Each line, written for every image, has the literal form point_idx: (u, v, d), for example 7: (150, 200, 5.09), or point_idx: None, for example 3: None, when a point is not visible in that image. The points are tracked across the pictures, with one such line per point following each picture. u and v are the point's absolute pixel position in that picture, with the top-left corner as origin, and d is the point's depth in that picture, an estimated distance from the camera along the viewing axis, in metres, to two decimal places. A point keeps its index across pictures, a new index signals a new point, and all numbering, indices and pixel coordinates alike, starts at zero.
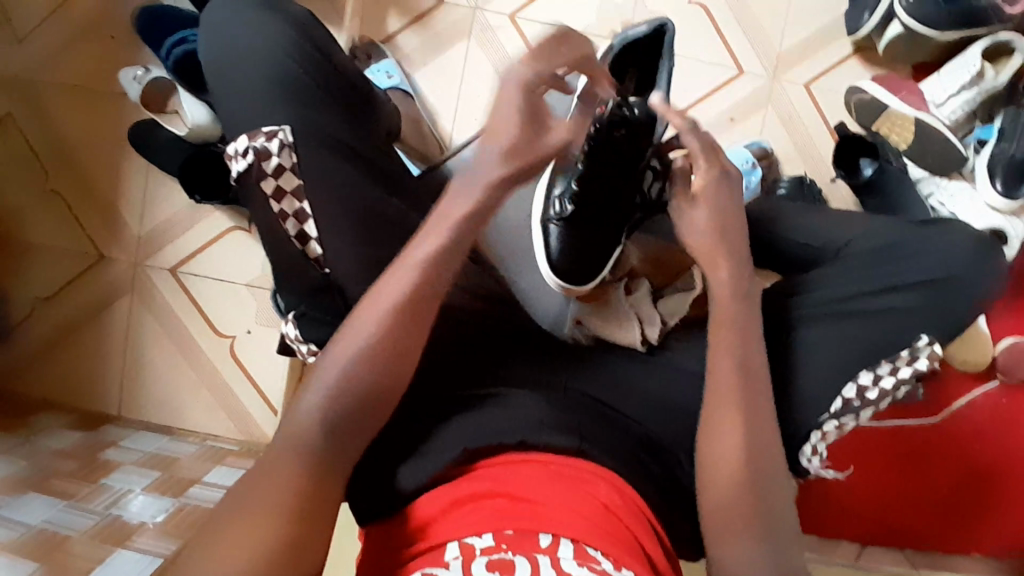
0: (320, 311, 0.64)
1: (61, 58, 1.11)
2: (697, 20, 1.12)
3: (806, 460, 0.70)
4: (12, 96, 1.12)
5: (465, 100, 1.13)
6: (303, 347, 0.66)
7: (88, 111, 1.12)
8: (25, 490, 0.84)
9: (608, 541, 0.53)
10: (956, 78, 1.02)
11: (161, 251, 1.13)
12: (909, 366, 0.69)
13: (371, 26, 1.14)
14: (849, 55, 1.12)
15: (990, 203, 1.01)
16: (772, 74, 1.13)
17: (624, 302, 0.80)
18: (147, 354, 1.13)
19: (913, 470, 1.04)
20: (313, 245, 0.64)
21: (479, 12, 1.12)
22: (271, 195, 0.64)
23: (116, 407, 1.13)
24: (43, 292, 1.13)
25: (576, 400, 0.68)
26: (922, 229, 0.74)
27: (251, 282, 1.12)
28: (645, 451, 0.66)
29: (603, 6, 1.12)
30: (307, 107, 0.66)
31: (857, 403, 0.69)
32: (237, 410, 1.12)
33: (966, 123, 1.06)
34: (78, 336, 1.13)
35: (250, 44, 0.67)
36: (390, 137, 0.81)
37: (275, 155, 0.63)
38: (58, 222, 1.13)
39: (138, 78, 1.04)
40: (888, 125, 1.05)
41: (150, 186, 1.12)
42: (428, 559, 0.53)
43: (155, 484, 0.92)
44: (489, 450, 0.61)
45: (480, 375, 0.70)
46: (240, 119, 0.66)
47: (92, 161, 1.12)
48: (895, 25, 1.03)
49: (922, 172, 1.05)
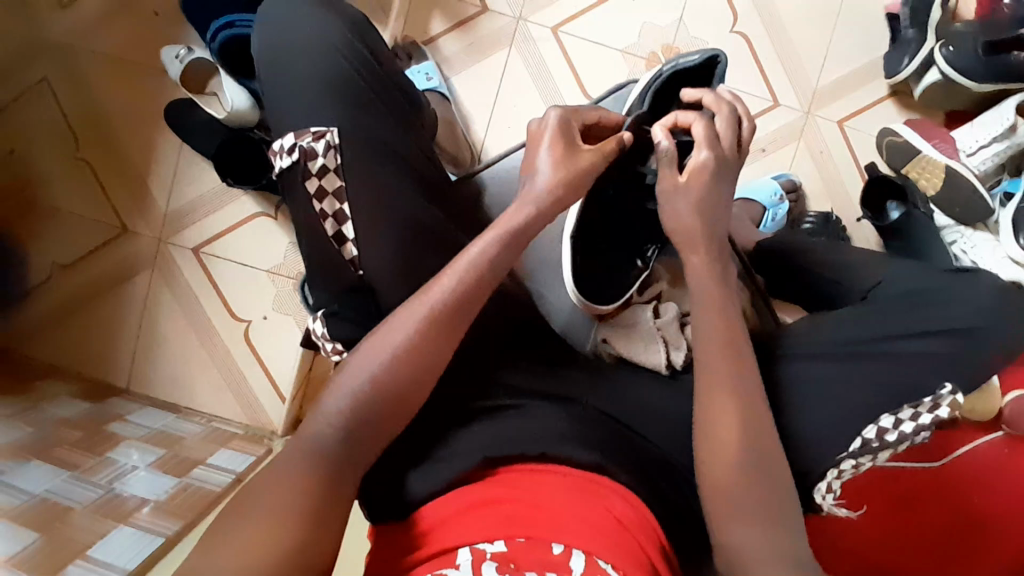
0: (354, 313, 0.64)
1: (103, 30, 1.12)
2: (736, 49, 1.13)
3: (821, 497, 0.71)
4: (51, 63, 1.13)
5: (499, 108, 1.13)
6: (327, 345, 0.64)
7: (126, 84, 1.12)
8: (30, 458, 0.85)
9: (621, 556, 0.53)
10: (988, 128, 1.04)
11: (185, 230, 1.13)
12: (930, 414, 0.69)
13: (415, 26, 1.15)
14: (884, 97, 1.12)
15: (1011, 256, 1.01)
16: (806, 109, 1.13)
17: (650, 324, 0.80)
18: (160, 331, 1.13)
19: (918, 515, 1.02)
20: (349, 246, 0.65)
21: (522, 22, 1.13)
22: (313, 195, 0.65)
23: (124, 380, 1.13)
24: (64, 260, 1.14)
25: (598, 419, 0.68)
26: (953, 278, 0.75)
27: (271, 269, 1.12)
28: (664, 476, 0.66)
29: (644, 27, 1.13)
30: (359, 108, 0.67)
31: (876, 445, 0.69)
32: (245, 394, 1.12)
33: (994, 174, 1.08)
34: (94, 306, 1.13)
35: (309, 39, 0.68)
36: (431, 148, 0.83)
37: (321, 155, 0.65)
38: (84, 191, 1.14)
39: (180, 57, 1.03)
40: (918, 169, 1.06)
41: (180, 164, 1.12)
42: (441, 559, 0.54)
43: (158, 462, 0.91)
44: (509, 458, 0.62)
45: (503, 385, 0.70)
46: (292, 111, 0.67)
47: (125, 134, 1.13)
48: (934, 72, 1.05)
49: (948, 221, 1.07)
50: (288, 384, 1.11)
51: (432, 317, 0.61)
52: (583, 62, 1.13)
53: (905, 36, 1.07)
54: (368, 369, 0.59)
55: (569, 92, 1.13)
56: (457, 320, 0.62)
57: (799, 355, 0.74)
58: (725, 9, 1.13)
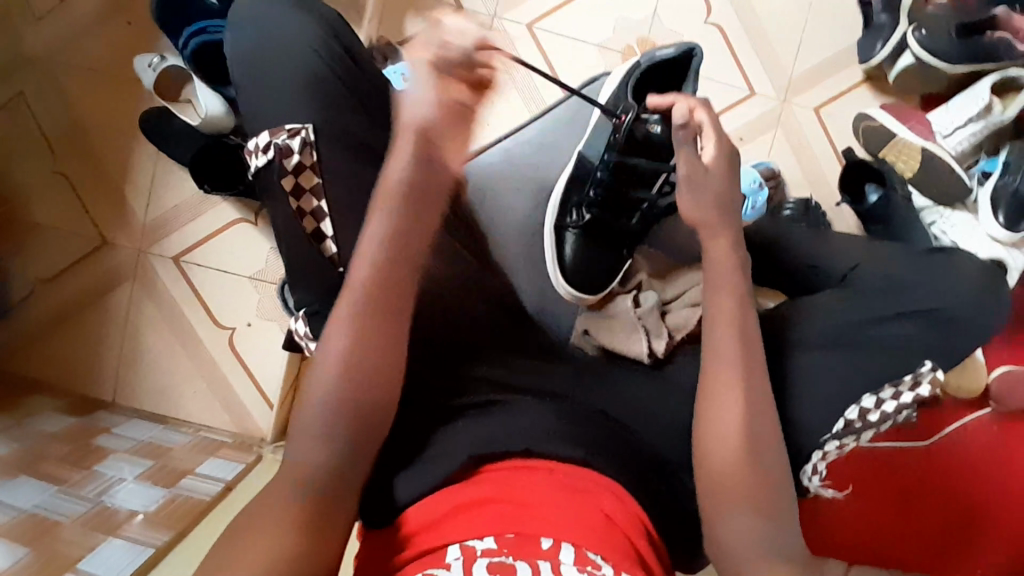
0: (330, 310, 0.65)
1: (76, 41, 1.11)
2: (711, 39, 1.14)
3: (806, 479, 0.71)
4: (24, 77, 1.12)
5: (478, 107, 1.13)
6: (309, 345, 0.67)
7: (101, 95, 1.11)
8: (15, 474, 0.84)
9: (609, 547, 0.54)
10: (964, 110, 1.04)
11: (166, 239, 1.12)
12: (911, 392, 0.70)
13: (390, 27, 1.14)
14: (859, 82, 1.13)
15: (991, 234, 1.03)
16: (783, 97, 1.14)
17: (631, 313, 0.79)
18: (146, 342, 1.12)
19: (905, 495, 1.03)
20: (329, 243, 0.65)
21: (497, 20, 1.13)
22: (290, 193, 0.64)
23: (111, 393, 1.12)
24: (45, 274, 1.12)
25: (582, 410, 0.68)
26: (927, 259, 0.76)
27: (254, 276, 1.11)
28: (651, 466, 0.66)
29: (619, 20, 1.13)
30: (333, 107, 0.66)
31: (858, 425, 0.70)
32: (233, 403, 1.12)
33: (971, 154, 1.08)
34: (78, 319, 1.12)
35: (280, 41, 0.67)
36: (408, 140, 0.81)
37: (297, 152, 0.64)
38: (63, 205, 1.13)
39: (154, 64, 1.01)
40: (894, 153, 1.07)
41: (159, 174, 1.11)
42: (430, 559, 0.54)
43: (146, 473, 0.90)
44: (493, 456, 0.62)
45: (486, 382, 0.70)
46: (265, 115, 0.66)
47: (102, 146, 1.12)
48: (907, 55, 1.06)
49: (925, 203, 1.07)
50: (277, 391, 1.11)
51: (374, 282, 0.60)
52: (559, 57, 1.13)
53: (878, 21, 1.08)
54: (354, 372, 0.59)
55: (546, 88, 1.13)
56: None
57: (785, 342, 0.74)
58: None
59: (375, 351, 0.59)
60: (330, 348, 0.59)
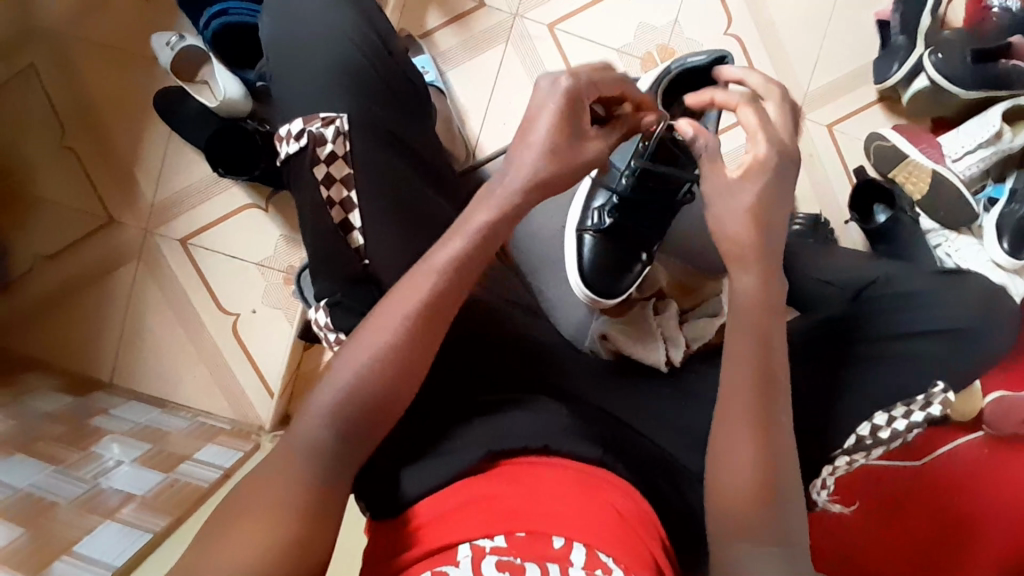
0: (355, 301, 0.63)
1: (91, 14, 1.09)
2: (730, 51, 1.14)
3: (816, 494, 0.72)
4: (35, 47, 1.10)
5: (495, 104, 1.13)
6: (330, 335, 0.65)
7: (114, 71, 1.10)
8: (12, 452, 0.82)
9: (621, 548, 0.54)
10: (973, 135, 1.06)
11: (174, 221, 1.11)
12: (922, 411, 0.72)
13: (411, 20, 1.14)
14: (873, 103, 1.14)
15: (994, 260, 1.05)
16: (797, 113, 1.15)
17: (652, 319, 0.80)
18: (147, 324, 1.11)
19: (900, 513, 1.04)
20: (355, 234, 0.64)
21: (519, 19, 1.13)
22: (321, 181, 0.64)
23: (109, 374, 1.11)
24: (47, 250, 1.11)
25: (596, 413, 0.69)
26: (941, 279, 0.76)
27: (262, 263, 1.10)
28: (662, 473, 0.66)
29: (640, 28, 1.13)
30: (368, 97, 0.66)
31: (869, 442, 0.71)
32: (233, 390, 1.11)
33: (978, 180, 1.11)
34: (79, 297, 1.11)
35: (317, 30, 0.67)
36: (421, 98, 0.73)
37: (330, 141, 0.64)
38: (69, 180, 1.11)
39: (171, 43, 1.00)
40: (904, 173, 1.09)
41: (169, 154, 1.10)
42: (440, 555, 0.54)
43: (145, 457, 0.89)
44: (515, 451, 0.62)
45: (500, 380, 0.70)
46: (298, 102, 0.66)
47: (112, 123, 1.10)
48: (923, 78, 1.07)
49: (933, 224, 1.09)
50: (278, 379, 1.10)
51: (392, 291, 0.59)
52: (579, 61, 1.13)
53: (895, 42, 1.09)
54: (355, 372, 0.57)
55: None
56: (439, 308, 0.59)
57: (805, 356, 0.74)
58: (721, 12, 1.14)
59: (401, 369, 0.58)
60: (359, 352, 0.58)
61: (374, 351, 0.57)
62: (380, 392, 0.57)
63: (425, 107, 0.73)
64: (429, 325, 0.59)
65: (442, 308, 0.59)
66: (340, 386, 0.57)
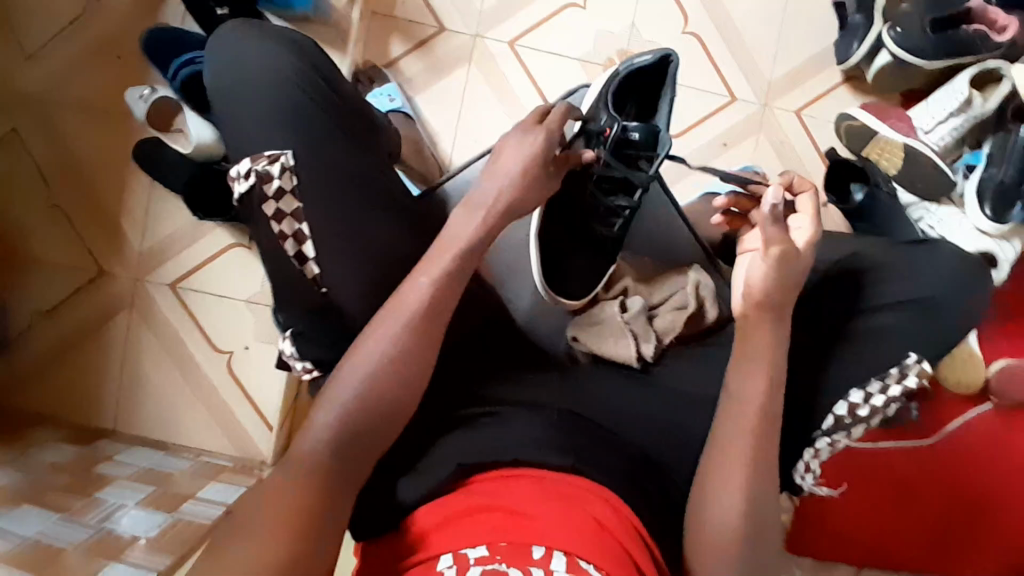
0: (316, 330, 0.68)
1: (69, 77, 1.14)
2: (691, 49, 1.15)
3: (800, 478, 0.74)
4: (18, 113, 1.14)
5: (464, 125, 1.15)
6: (298, 366, 0.68)
7: (94, 129, 1.14)
8: (19, 504, 0.84)
9: (602, 555, 0.54)
10: (944, 104, 1.06)
11: (162, 267, 1.14)
12: (898, 384, 0.72)
13: (375, 51, 1.17)
14: (839, 84, 1.15)
15: (978, 227, 1.04)
16: (764, 102, 1.15)
17: (619, 317, 0.78)
18: (144, 369, 1.13)
19: (910, 493, 1.05)
20: (310, 264, 0.67)
21: (479, 39, 1.16)
22: (271, 217, 0.66)
23: (112, 422, 1.13)
24: (44, 306, 1.14)
25: (567, 418, 0.70)
26: (914, 249, 0.76)
27: (251, 299, 1.12)
28: (640, 470, 0.68)
29: (599, 36, 1.15)
30: (311, 129, 0.68)
31: (848, 420, 0.72)
32: (232, 426, 1.12)
33: (955, 149, 1.10)
34: (76, 350, 1.14)
35: (256, 72, 0.69)
36: (369, 126, 0.76)
37: (276, 177, 0.66)
38: (60, 237, 1.15)
39: (144, 96, 1.03)
40: (877, 151, 1.09)
41: (154, 203, 1.14)
42: (422, 569, 0.55)
43: (148, 499, 0.90)
44: (481, 467, 0.63)
45: (474, 393, 0.71)
46: (247, 143, 0.69)
47: (96, 178, 1.14)
48: (885, 54, 1.07)
49: (912, 198, 1.09)
50: (275, 412, 1.12)
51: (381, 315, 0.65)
52: (541, 73, 1.15)
53: (853, 21, 1.09)
54: (351, 394, 0.62)
55: (529, 102, 1.15)
56: (426, 324, 0.64)
57: None
58: (677, 12, 1.15)
59: (388, 389, 0.62)
60: (343, 386, 0.62)
61: (362, 375, 0.62)
62: (357, 414, 0.61)
63: (374, 133, 0.77)
64: (416, 338, 0.64)
65: (429, 323, 0.64)
66: (336, 403, 0.62)
